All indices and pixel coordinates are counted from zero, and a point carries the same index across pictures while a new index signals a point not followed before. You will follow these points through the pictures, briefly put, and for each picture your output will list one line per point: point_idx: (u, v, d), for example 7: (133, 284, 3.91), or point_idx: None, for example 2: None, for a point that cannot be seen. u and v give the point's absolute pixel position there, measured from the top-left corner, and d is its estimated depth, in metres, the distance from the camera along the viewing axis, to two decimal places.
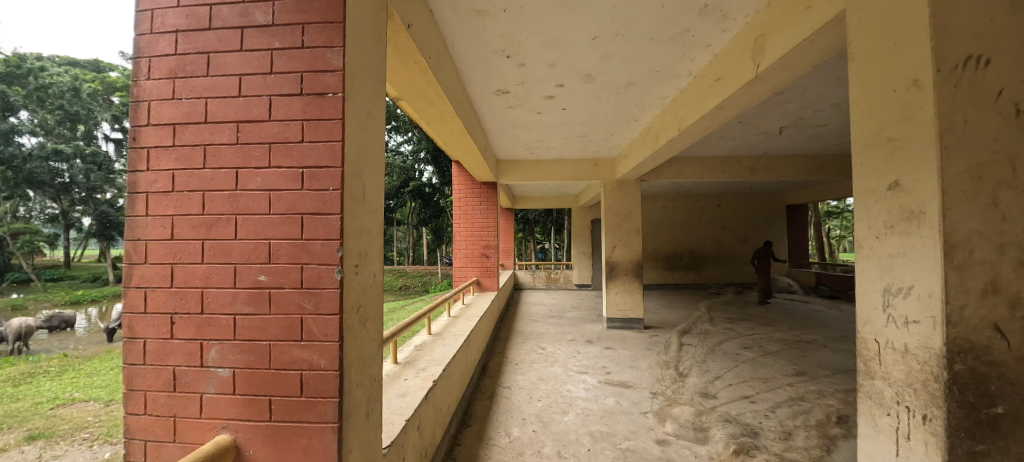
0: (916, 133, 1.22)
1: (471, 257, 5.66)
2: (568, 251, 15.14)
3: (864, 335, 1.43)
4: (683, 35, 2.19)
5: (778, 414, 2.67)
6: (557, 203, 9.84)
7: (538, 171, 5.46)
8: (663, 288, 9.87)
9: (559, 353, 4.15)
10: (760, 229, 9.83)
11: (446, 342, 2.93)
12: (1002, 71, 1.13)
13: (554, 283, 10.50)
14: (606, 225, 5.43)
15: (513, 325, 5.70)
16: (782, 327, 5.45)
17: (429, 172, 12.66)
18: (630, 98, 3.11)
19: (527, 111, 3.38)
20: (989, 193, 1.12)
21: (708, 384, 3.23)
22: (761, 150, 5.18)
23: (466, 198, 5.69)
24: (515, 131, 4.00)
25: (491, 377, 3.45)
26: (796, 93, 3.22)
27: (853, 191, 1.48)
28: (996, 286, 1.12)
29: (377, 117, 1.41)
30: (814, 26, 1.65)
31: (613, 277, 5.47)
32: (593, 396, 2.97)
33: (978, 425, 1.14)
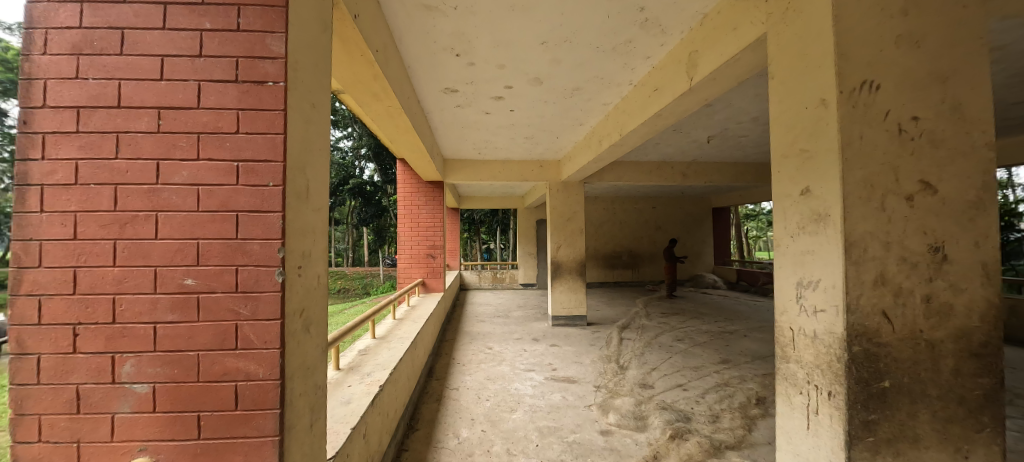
0: (823, 145, 1.40)
1: (416, 258, 5.48)
2: (512, 252, 15.29)
3: (781, 323, 1.60)
4: (625, 45, 2.31)
5: (707, 399, 2.90)
6: (502, 204, 9.93)
7: (485, 170, 5.44)
8: (604, 286, 10.35)
9: (506, 352, 4.20)
10: (690, 231, 10.62)
11: (392, 345, 2.80)
12: (886, 96, 1.35)
13: (500, 283, 10.58)
14: (552, 226, 5.59)
15: (459, 326, 5.66)
16: (709, 320, 5.94)
17: (371, 170, 12.33)
18: (575, 103, 3.22)
19: (475, 111, 3.36)
20: (878, 199, 1.33)
21: (646, 375, 3.43)
22: (691, 156, 5.61)
23: (410, 197, 5.54)
24: (464, 130, 3.95)
25: (438, 379, 3.38)
26: (720, 106, 3.55)
27: (773, 195, 1.65)
28: (882, 277, 1.33)
29: (322, 110, 1.34)
30: (739, 46, 1.83)
31: (558, 276, 5.61)
32: (540, 393, 3.02)
33: (870, 397, 1.33)
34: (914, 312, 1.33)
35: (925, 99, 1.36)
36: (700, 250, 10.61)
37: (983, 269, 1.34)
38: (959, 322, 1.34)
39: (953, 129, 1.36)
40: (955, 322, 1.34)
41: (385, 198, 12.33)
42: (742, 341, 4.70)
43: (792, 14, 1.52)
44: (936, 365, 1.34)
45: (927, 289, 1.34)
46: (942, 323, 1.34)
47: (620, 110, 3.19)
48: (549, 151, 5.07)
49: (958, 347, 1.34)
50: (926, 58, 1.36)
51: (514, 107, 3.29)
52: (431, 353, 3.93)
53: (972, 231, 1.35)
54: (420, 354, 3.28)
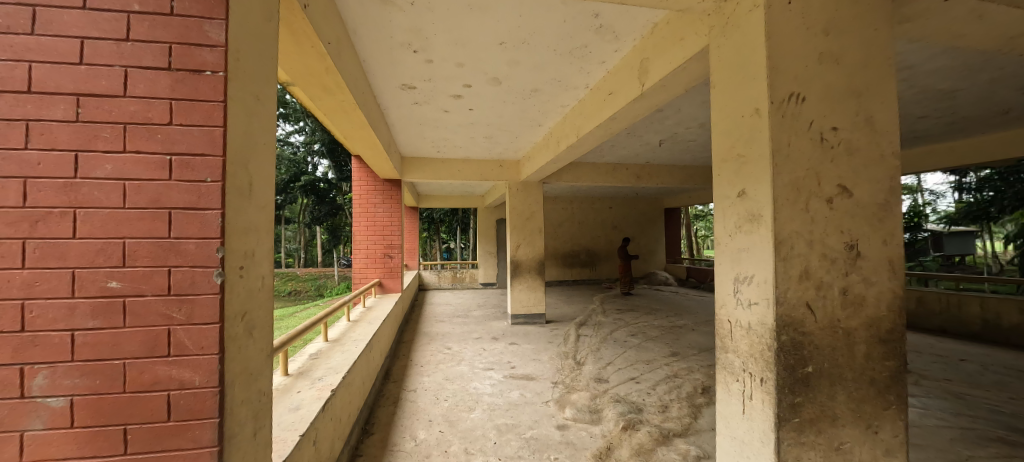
0: (757, 151, 1.51)
1: (373, 258, 5.32)
2: (473, 251, 15.23)
3: (720, 316, 1.71)
4: (581, 49, 2.38)
5: (658, 391, 3.04)
6: (461, 203, 9.90)
7: (445, 169, 5.39)
8: (563, 284, 10.58)
9: (465, 351, 4.18)
10: (643, 230, 11.08)
11: (346, 348, 2.70)
12: (809, 107, 1.49)
13: (460, 283, 10.52)
14: (512, 225, 5.64)
15: (418, 327, 5.56)
16: (660, 316, 6.23)
17: (325, 166, 11.87)
18: (534, 104, 3.26)
19: (435, 109, 3.32)
20: (803, 201, 1.46)
21: (601, 369, 3.55)
22: (644, 159, 5.85)
23: (367, 195, 5.38)
24: (423, 128, 3.89)
25: (395, 381, 3.31)
26: (670, 111, 3.74)
27: (713, 196, 1.76)
28: (806, 273, 1.46)
29: (267, 103, 1.28)
30: (686, 55, 1.93)
31: (517, 275, 5.66)
32: (498, 391, 3.04)
33: (796, 382, 1.46)
34: (833, 304, 1.47)
35: (843, 111, 1.51)
36: (653, 249, 11.09)
37: (889, 264, 1.51)
38: (870, 312, 1.49)
39: (866, 139, 1.51)
40: (868, 311, 1.50)
41: (340, 196, 11.90)
42: (690, 335, 4.98)
43: (731, 28, 1.63)
44: (851, 351, 1.49)
45: (844, 283, 1.48)
46: (857, 313, 1.49)
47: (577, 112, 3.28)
48: (509, 151, 5.12)
49: (870, 334, 1.50)
50: (844, 74, 1.51)
51: (473, 107, 3.28)
52: (388, 355, 3.84)
53: (881, 230, 1.51)
54: (377, 356, 3.19)
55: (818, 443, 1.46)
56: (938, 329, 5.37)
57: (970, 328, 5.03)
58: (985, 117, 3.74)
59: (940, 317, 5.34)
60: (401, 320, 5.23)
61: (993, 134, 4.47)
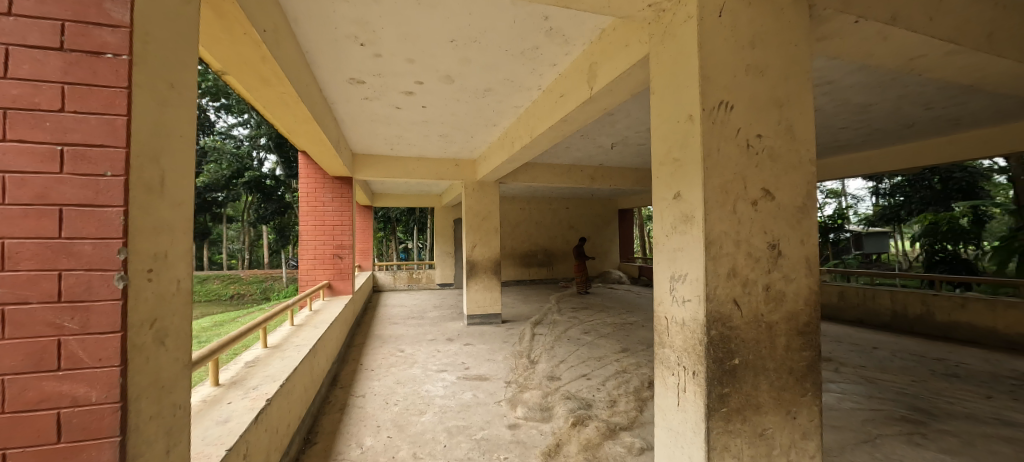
0: (691, 155, 1.59)
1: (321, 258, 5.09)
2: (430, 251, 14.99)
3: (658, 313, 1.78)
4: (533, 51, 2.40)
5: (607, 386, 3.13)
6: (419, 203, 9.72)
7: (399, 167, 5.26)
8: (521, 283, 10.67)
9: (418, 354, 4.10)
10: (598, 230, 11.41)
11: (286, 354, 2.55)
12: (737, 115, 1.58)
13: (416, 283, 10.32)
14: (467, 225, 5.60)
15: (371, 329, 5.38)
16: (612, 313, 6.45)
17: (271, 162, 11.29)
18: (488, 103, 3.25)
19: (387, 104, 3.22)
20: (731, 203, 1.56)
21: (554, 367, 3.60)
22: (597, 161, 6.02)
23: (315, 193, 5.14)
24: (375, 124, 3.75)
25: (343, 387, 3.17)
26: (619, 115, 3.87)
27: (652, 198, 1.83)
28: (733, 271, 1.55)
29: (184, 91, 1.18)
30: (630, 61, 2.00)
31: (473, 275, 5.62)
32: (451, 393, 3.01)
33: (725, 374, 1.54)
34: (757, 300, 1.57)
35: (767, 119, 1.62)
36: (607, 248, 11.47)
37: (806, 262, 1.64)
38: (789, 306, 1.61)
39: (786, 146, 1.63)
40: (787, 306, 1.61)
41: (289, 193, 11.34)
42: (639, 330, 5.18)
43: (668, 37, 1.70)
44: (773, 343, 1.60)
45: (767, 280, 1.59)
46: (778, 308, 1.60)
47: (531, 113, 3.31)
48: (465, 151, 5.09)
49: (789, 327, 1.62)
50: (768, 85, 1.62)
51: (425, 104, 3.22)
52: (337, 360, 3.67)
53: (800, 231, 1.64)
54: (322, 361, 3.04)
55: (744, 430, 1.56)
56: (855, 320, 5.94)
57: (881, 319, 5.61)
58: (891, 130, 4.18)
59: (857, 309, 5.92)
60: (351, 323, 5.03)
61: (900, 145, 5.02)
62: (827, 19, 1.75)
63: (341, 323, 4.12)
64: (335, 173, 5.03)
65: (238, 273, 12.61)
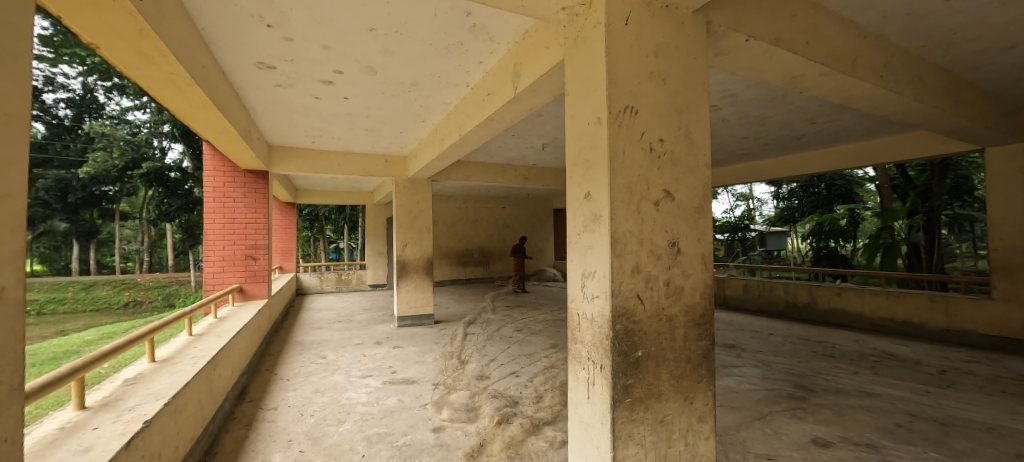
0: (599, 157, 1.65)
1: (231, 260, 4.66)
2: (363, 251, 14.34)
3: (572, 310, 1.83)
4: (458, 47, 2.35)
5: (534, 382, 3.18)
6: (349, 200, 9.36)
7: (322, 162, 4.96)
8: (457, 283, 10.61)
9: (342, 360, 3.88)
10: (534, 229, 11.68)
11: (177, 368, 2.27)
12: (642, 120, 1.66)
13: (345, 285, 9.83)
14: (398, 224, 5.43)
15: (291, 336, 4.99)
16: (545, 310, 6.62)
17: (178, 152, 10.24)
18: (416, 98, 3.15)
19: (305, 93, 2.99)
20: (635, 203, 1.63)
21: (484, 366, 3.60)
22: (529, 161, 6.13)
23: (224, 188, 4.69)
24: (293, 114, 3.47)
25: (252, 401, 2.90)
26: (547, 117, 3.97)
27: (567, 198, 1.88)
28: (637, 267, 1.64)
29: (12, 61, 0.97)
30: (549, 63, 2.03)
31: (404, 275, 5.46)
32: (374, 399, 2.88)
33: (629, 366, 1.62)
34: (658, 294, 1.67)
35: (668, 125, 1.72)
36: (542, 247, 11.78)
37: (702, 258, 1.77)
38: (687, 299, 1.73)
39: (685, 150, 1.75)
40: (685, 299, 1.73)
41: (198, 187, 10.50)
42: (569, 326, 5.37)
43: (581, 41, 1.75)
44: (673, 334, 1.71)
45: (667, 276, 1.70)
46: (677, 301, 1.71)
47: (460, 110, 3.27)
48: (395, 146, 4.92)
49: (687, 319, 1.74)
50: (669, 93, 1.73)
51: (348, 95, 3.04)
52: (246, 371, 3.35)
53: (697, 229, 1.76)
54: (226, 373, 2.76)
55: (646, 418, 1.65)
56: (757, 309, 6.66)
57: (777, 308, 6.34)
58: (781, 140, 4.71)
59: (759, 299, 6.62)
60: (267, 330, 4.62)
61: (792, 155, 5.68)
62: (723, 36, 1.90)
63: (252, 330, 3.77)
64: (249, 166, 4.62)
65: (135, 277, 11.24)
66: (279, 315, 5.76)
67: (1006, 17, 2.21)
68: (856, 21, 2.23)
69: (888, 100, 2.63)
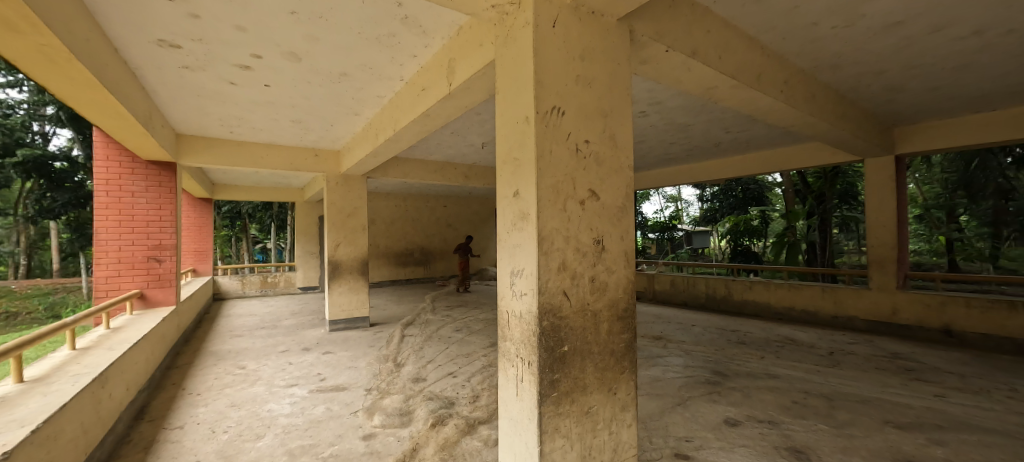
0: (526, 155, 1.66)
1: (129, 262, 4.21)
2: (293, 251, 13.44)
3: (502, 308, 1.84)
4: (390, 38, 2.27)
5: (471, 382, 3.17)
6: (274, 196, 8.75)
7: (242, 154, 4.57)
8: (396, 283, 10.30)
9: (265, 369, 3.59)
10: (476, 228, 11.70)
11: (52, 389, 1.95)
12: (568, 121, 1.71)
13: (271, 288, 9.23)
14: (329, 222, 5.16)
15: (206, 346, 4.52)
16: (485, 309, 6.64)
17: (65, 138, 8.86)
18: (347, 89, 3.00)
19: (219, 77, 2.71)
20: (561, 202, 1.67)
21: (421, 368, 3.52)
22: (469, 160, 6.11)
23: (122, 181, 4.18)
24: (206, 100, 3.14)
25: (152, 420, 2.58)
26: (485, 116, 3.98)
27: (497, 197, 1.88)
28: (563, 265, 1.68)
29: None
30: (482, 61, 2.02)
31: (336, 277, 5.20)
32: (299, 409, 2.69)
33: (556, 361, 1.65)
34: (584, 291, 1.73)
35: (593, 126, 1.78)
36: (485, 246, 11.83)
37: (624, 255, 1.86)
38: (611, 294, 1.81)
39: (609, 152, 1.83)
40: (609, 295, 1.81)
41: (93, 180, 9.09)
42: None
43: (511, 40, 1.76)
44: (597, 329, 1.78)
45: (592, 272, 1.76)
46: (601, 297, 1.78)
47: (394, 105, 3.16)
48: (326, 140, 4.66)
49: (611, 313, 1.82)
50: (595, 96, 1.79)
51: (269, 82, 2.82)
52: (147, 387, 2.98)
53: (620, 227, 1.85)
54: (118, 391, 2.43)
55: (572, 411, 1.69)
56: (682, 302, 7.19)
57: (700, 300, 6.90)
58: (700, 146, 5.13)
59: (684, 293, 7.16)
60: (174, 340, 4.13)
61: (711, 161, 6.21)
62: (645, 45, 2.01)
63: (155, 341, 3.35)
64: (155, 157, 4.14)
65: (8, 284, 9.35)
66: (190, 322, 5.18)
67: (879, 46, 2.57)
68: (761, 40, 2.47)
69: (787, 113, 2.94)
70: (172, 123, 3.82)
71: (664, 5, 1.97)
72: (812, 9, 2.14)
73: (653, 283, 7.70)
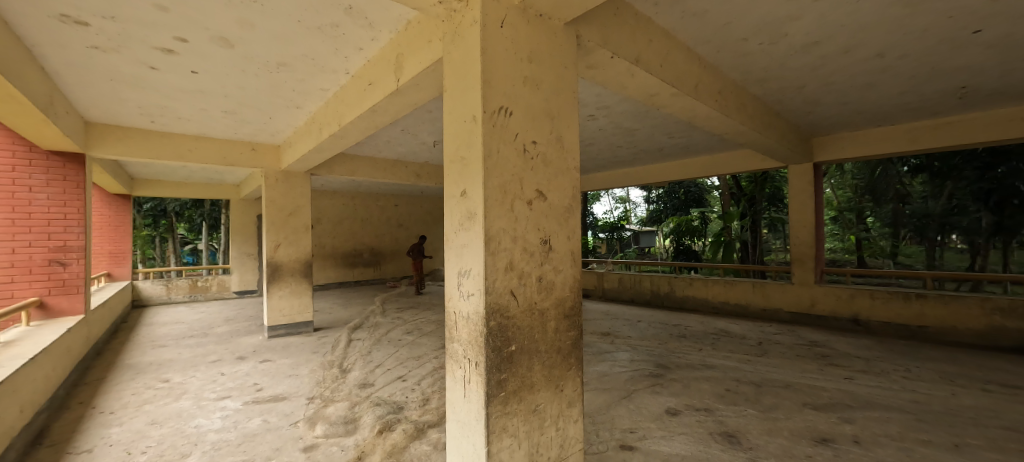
0: (474, 154, 1.65)
1: (24, 266, 3.69)
2: (227, 252, 12.48)
3: (449, 309, 1.82)
4: (333, 29, 2.16)
5: (421, 385, 3.11)
6: (206, 194, 8.14)
7: (165, 146, 4.17)
8: (343, 285, 9.87)
9: (192, 382, 3.29)
10: (428, 228, 11.53)
11: None
12: (516, 121, 1.72)
13: (201, 293, 8.42)
14: (268, 221, 4.84)
15: (122, 358, 4.06)
16: (436, 310, 6.56)
17: None
18: (288, 80, 2.82)
19: (138, 60, 2.44)
20: (509, 202, 1.68)
21: (368, 374, 3.40)
22: (420, 158, 6.00)
23: (16, 174, 3.67)
24: (122, 84, 2.82)
25: (51, 445, 2.27)
26: (436, 114, 3.92)
27: (444, 196, 1.85)
28: (510, 265, 1.68)
29: None
30: (430, 57, 1.98)
31: (276, 279, 4.89)
32: (231, 423, 2.49)
33: (503, 360, 1.66)
34: (531, 290, 1.75)
35: (541, 128, 1.81)
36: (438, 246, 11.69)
37: (571, 254, 1.91)
38: (558, 293, 1.85)
39: (556, 153, 1.86)
40: (556, 294, 1.85)
41: None
42: None
43: (459, 37, 1.74)
44: (544, 327, 1.80)
45: (540, 272, 1.78)
46: (548, 295, 1.82)
47: (340, 99, 3.02)
48: (265, 134, 4.36)
49: (558, 311, 1.85)
50: (542, 98, 1.82)
51: (196, 68, 2.58)
52: (45, 408, 2.63)
53: (566, 228, 1.90)
54: (7, 415, 2.11)
55: (520, 409, 1.70)
56: (629, 299, 7.51)
57: (645, 297, 7.24)
58: (643, 150, 5.38)
59: (631, 290, 7.48)
60: (81, 354, 3.68)
61: (655, 164, 6.54)
62: (591, 50, 2.07)
63: (57, 356, 2.95)
64: (55, 147, 3.68)
65: None
66: (102, 333, 4.63)
67: (800, 63, 2.83)
68: (699, 52, 2.64)
69: (722, 121, 3.17)
70: (80, 109, 3.40)
71: (610, 13, 2.04)
72: (742, 26, 2.32)
73: (603, 281, 7.97)
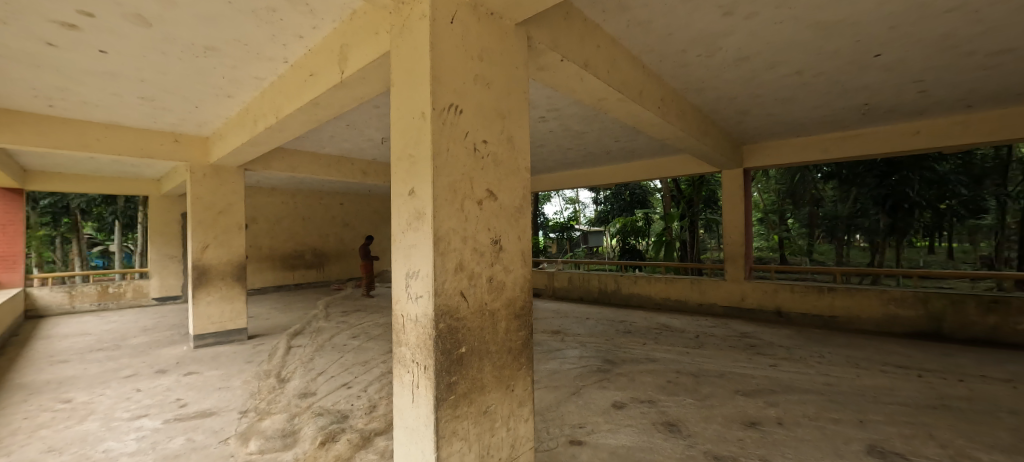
0: (422, 152, 1.61)
1: None
2: (145, 255, 11.23)
3: (396, 312, 1.76)
4: (270, 14, 2.00)
5: (368, 392, 2.99)
6: (120, 189, 7.28)
7: (67, 134, 3.67)
8: (284, 289, 9.25)
9: (100, 401, 2.92)
10: (378, 227, 11.14)
11: None
12: (466, 120, 1.70)
13: (112, 301, 7.57)
14: (194, 221, 4.41)
15: (8, 378, 3.50)
16: (383, 312, 6.35)
17: None
18: (218, 66, 2.59)
19: (29, 33, 2.11)
20: (459, 202, 1.65)
21: (309, 382, 3.21)
22: (367, 155, 5.78)
23: None
24: (8, 60, 2.43)
25: None
26: (383, 110, 3.79)
27: (391, 195, 1.79)
28: (460, 265, 1.66)
29: None
30: (377, 50, 1.90)
31: (204, 284, 4.47)
32: (148, 445, 2.24)
33: (453, 363, 1.63)
34: (481, 291, 1.73)
35: (491, 127, 1.80)
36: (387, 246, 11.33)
37: (521, 255, 1.93)
38: (508, 293, 1.85)
39: (507, 153, 1.86)
40: (506, 294, 1.85)
41: None
42: None
43: (407, 30, 1.68)
44: (494, 328, 1.80)
45: (490, 272, 1.77)
46: (499, 296, 1.81)
47: (279, 89, 2.83)
48: (191, 124, 3.97)
49: (508, 311, 1.86)
50: (493, 97, 1.81)
51: (106, 47, 2.29)
52: None
53: (517, 228, 1.91)
54: None
55: (470, 412, 1.67)
56: (579, 297, 7.72)
57: (595, 295, 7.49)
58: (591, 153, 5.56)
59: (581, 289, 7.70)
60: None
61: (603, 167, 6.79)
62: (541, 53, 2.10)
63: None
64: None
65: None
66: None
67: (732, 77, 3.07)
68: (644, 60, 2.77)
69: (664, 127, 3.35)
70: None
71: (560, 17, 2.08)
72: (681, 39, 2.46)
73: (554, 281, 8.12)
